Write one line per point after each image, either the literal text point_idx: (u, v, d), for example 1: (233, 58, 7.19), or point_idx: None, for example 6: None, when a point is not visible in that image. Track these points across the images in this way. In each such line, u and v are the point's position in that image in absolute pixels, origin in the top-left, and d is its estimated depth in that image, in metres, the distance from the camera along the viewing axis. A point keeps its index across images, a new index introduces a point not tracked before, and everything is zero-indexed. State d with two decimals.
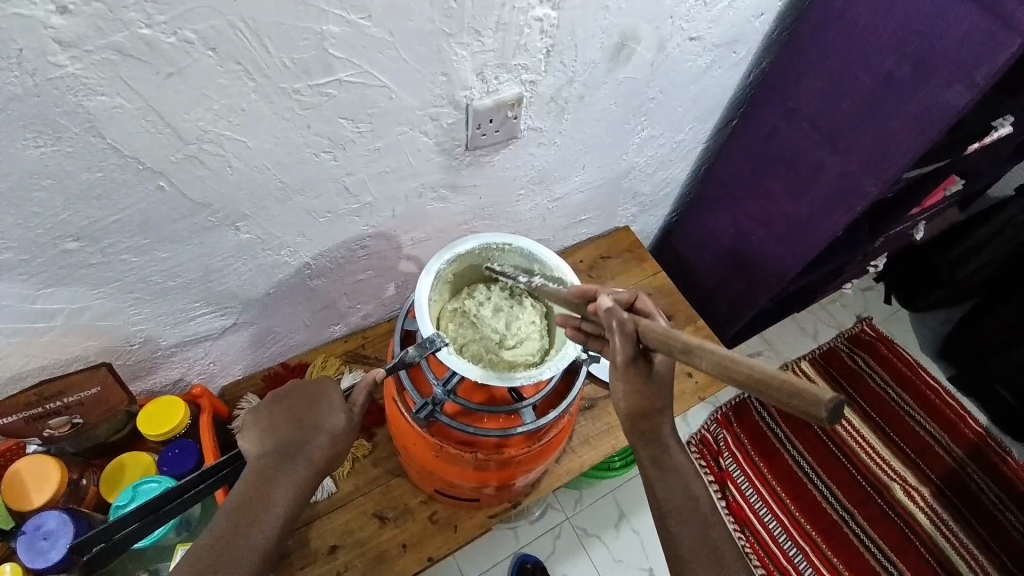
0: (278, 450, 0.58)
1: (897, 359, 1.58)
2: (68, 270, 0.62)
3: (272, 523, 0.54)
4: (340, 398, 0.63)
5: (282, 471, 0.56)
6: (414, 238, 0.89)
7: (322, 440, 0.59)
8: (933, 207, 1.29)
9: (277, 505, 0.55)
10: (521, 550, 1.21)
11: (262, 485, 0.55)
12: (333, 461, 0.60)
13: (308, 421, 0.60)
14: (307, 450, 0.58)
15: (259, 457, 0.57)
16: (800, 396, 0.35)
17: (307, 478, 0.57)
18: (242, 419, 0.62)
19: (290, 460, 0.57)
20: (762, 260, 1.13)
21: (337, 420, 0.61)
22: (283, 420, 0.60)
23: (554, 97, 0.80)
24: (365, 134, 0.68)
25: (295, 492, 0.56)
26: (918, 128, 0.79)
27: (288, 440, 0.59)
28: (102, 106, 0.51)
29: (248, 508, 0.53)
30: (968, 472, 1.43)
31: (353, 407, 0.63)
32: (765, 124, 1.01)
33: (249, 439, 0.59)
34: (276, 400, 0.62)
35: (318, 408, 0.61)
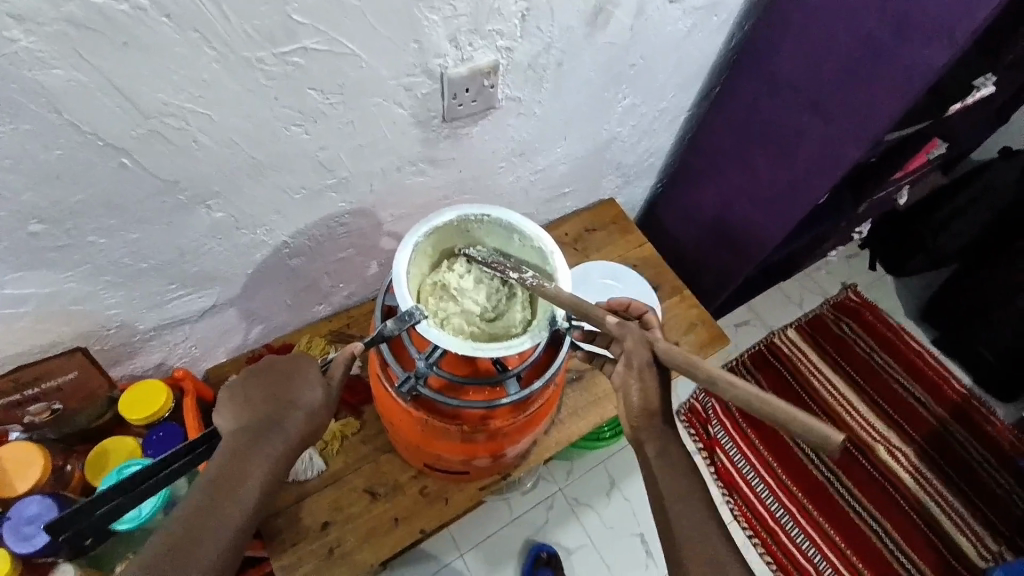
0: (253, 426, 0.57)
1: (881, 324, 1.60)
2: (35, 254, 0.60)
3: (249, 499, 0.53)
4: (318, 373, 0.61)
5: (258, 447, 0.55)
6: (394, 214, 0.87)
7: (298, 415, 0.58)
8: (916, 171, 1.29)
9: (253, 480, 0.54)
10: (515, 522, 1.23)
11: (237, 461, 0.54)
12: (312, 436, 0.59)
13: (283, 397, 0.59)
14: (282, 426, 0.57)
15: (233, 433, 0.56)
16: (818, 438, 0.44)
17: (284, 453, 0.56)
18: (218, 394, 0.61)
19: (265, 436, 0.56)
20: (745, 229, 1.12)
21: (314, 395, 0.60)
22: (258, 396, 0.59)
23: (531, 64, 0.78)
24: (337, 106, 0.66)
25: (272, 467, 0.55)
26: (900, 85, 0.79)
27: (263, 416, 0.57)
28: (58, 80, 0.49)
29: (224, 483, 0.53)
30: (949, 431, 1.47)
31: (331, 380, 0.61)
32: (747, 89, 0.99)
33: (224, 415, 0.58)
34: (252, 376, 0.61)
35: (294, 383, 0.60)
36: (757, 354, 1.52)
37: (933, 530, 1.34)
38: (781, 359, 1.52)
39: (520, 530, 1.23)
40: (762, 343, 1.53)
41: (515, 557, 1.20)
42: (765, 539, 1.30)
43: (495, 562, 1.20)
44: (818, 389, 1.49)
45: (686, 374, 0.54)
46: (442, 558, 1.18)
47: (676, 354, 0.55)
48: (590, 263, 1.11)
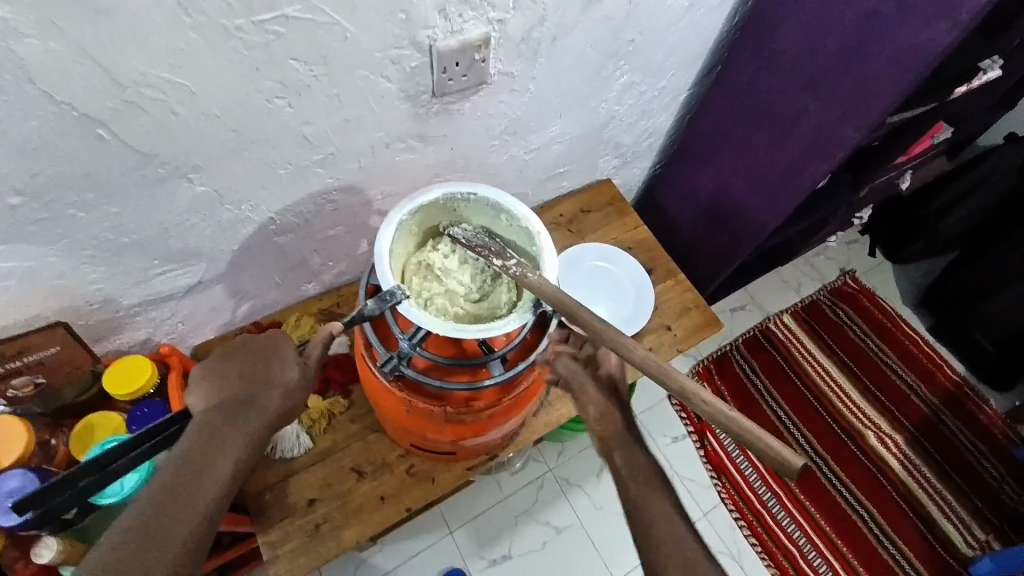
0: (228, 405, 0.58)
1: (877, 311, 1.59)
2: (12, 227, 0.59)
3: (223, 475, 0.54)
4: (294, 352, 0.62)
5: (231, 426, 0.57)
6: (384, 192, 0.85)
7: (273, 394, 0.60)
8: (918, 156, 1.26)
9: (227, 458, 0.55)
10: (505, 500, 1.25)
11: (211, 439, 0.55)
12: (287, 414, 0.61)
13: (259, 376, 0.60)
14: (257, 405, 0.58)
15: (207, 411, 0.58)
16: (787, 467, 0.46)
17: (258, 432, 0.58)
18: (193, 371, 0.62)
19: (240, 415, 0.58)
20: (742, 212, 1.11)
21: (291, 374, 0.61)
22: (233, 374, 0.60)
23: (524, 38, 0.75)
24: (321, 78, 0.64)
25: (246, 446, 0.57)
26: (902, 65, 0.76)
27: (237, 395, 0.59)
28: (28, 48, 0.47)
29: (197, 457, 0.54)
30: (940, 418, 1.47)
31: (307, 360, 0.63)
32: (747, 68, 0.97)
33: (198, 394, 0.59)
34: (226, 354, 0.62)
35: (270, 362, 0.61)
36: (751, 338, 1.52)
37: (919, 515, 1.36)
38: (775, 344, 1.51)
39: (510, 508, 1.24)
40: (758, 328, 1.53)
41: (504, 535, 1.22)
42: (751, 522, 1.31)
43: (484, 539, 1.21)
44: (811, 375, 1.49)
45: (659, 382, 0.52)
46: (433, 534, 1.20)
47: (648, 362, 0.53)
48: (582, 246, 1.10)
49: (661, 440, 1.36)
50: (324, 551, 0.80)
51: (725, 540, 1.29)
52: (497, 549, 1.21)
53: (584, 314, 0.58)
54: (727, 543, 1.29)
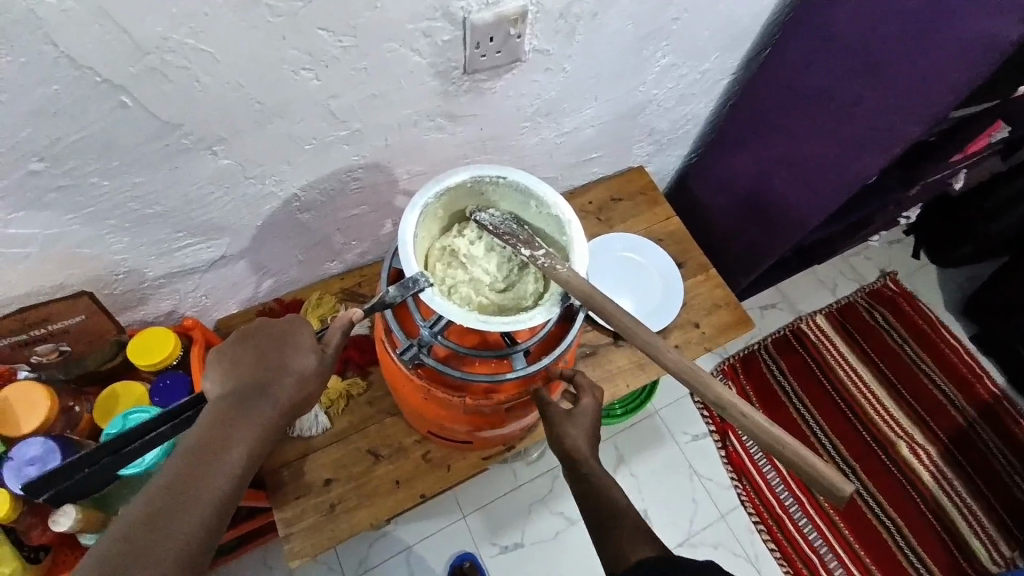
0: (242, 391, 0.57)
1: (917, 316, 1.51)
2: (36, 193, 0.58)
3: (234, 464, 0.53)
4: (311, 339, 0.61)
5: (244, 413, 0.55)
6: (410, 171, 0.83)
7: (288, 381, 0.58)
8: (976, 154, 1.18)
9: (239, 446, 0.54)
10: (519, 488, 1.24)
11: (224, 426, 0.54)
12: (300, 403, 0.60)
13: (273, 362, 0.59)
14: (271, 391, 0.57)
15: (219, 398, 0.56)
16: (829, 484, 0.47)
17: (271, 419, 0.56)
18: (208, 356, 0.61)
19: (253, 401, 0.56)
20: (782, 206, 1.05)
21: (306, 360, 0.60)
22: (247, 360, 0.59)
23: (563, 13, 0.71)
24: (349, 50, 0.61)
25: (258, 435, 0.55)
26: (976, 52, 0.70)
27: (251, 381, 0.58)
28: (50, 9, 0.46)
29: (208, 447, 0.52)
30: (978, 432, 1.40)
31: (326, 348, 0.61)
32: (799, 52, 0.90)
33: (212, 379, 0.59)
34: (240, 339, 0.61)
35: (285, 348, 0.60)
36: (781, 338, 1.46)
37: (947, 530, 1.30)
38: (806, 346, 1.46)
39: (524, 497, 1.23)
40: (788, 328, 1.47)
41: (517, 523, 1.21)
42: (771, 526, 1.27)
43: (496, 526, 1.21)
44: (842, 378, 1.43)
45: (695, 391, 0.52)
46: (445, 518, 1.20)
47: (685, 369, 0.53)
48: (609, 235, 1.06)
49: (682, 438, 1.32)
50: (337, 532, 0.80)
51: (743, 543, 1.25)
52: (509, 536, 1.20)
53: (611, 308, 0.57)
54: (745, 547, 1.25)
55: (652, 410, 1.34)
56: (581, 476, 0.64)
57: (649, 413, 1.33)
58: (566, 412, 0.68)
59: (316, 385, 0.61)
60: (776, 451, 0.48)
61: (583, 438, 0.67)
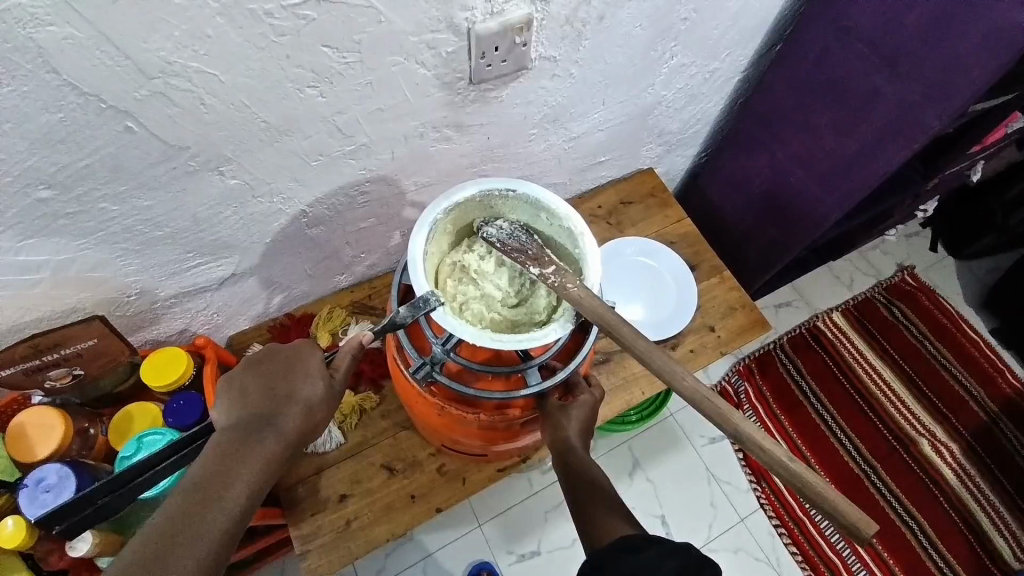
0: (249, 421, 0.57)
1: (937, 310, 1.48)
2: (45, 221, 0.58)
3: (237, 499, 0.52)
4: (320, 365, 0.62)
5: (250, 445, 0.55)
6: (418, 182, 0.82)
7: (295, 410, 0.59)
8: (992, 147, 1.14)
9: (242, 481, 0.53)
10: (535, 496, 1.22)
11: (227, 459, 0.54)
12: (307, 432, 0.59)
13: (281, 391, 0.59)
14: (277, 422, 0.57)
15: (226, 427, 0.56)
16: (848, 525, 0.49)
17: (276, 451, 0.56)
18: (219, 383, 0.61)
19: (258, 432, 0.56)
20: (798, 203, 1.03)
21: (314, 388, 0.60)
22: (255, 388, 0.59)
23: (569, 18, 0.70)
24: (354, 65, 0.60)
25: (261, 468, 0.55)
26: (997, 45, 0.68)
27: (258, 410, 0.58)
28: (52, 38, 0.46)
29: (210, 482, 0.52)
30: (1003, 428, 1.36)
31: (335, 373, 0.63)
32: (814, 46, 0.87)
33: (220, 407, 0.58)
34: (250, 366, 0.61)
35: (293, 376, 0.60)
36: (797, 337, 1.44)
37: (973, 530, 1.27)
38: (823, 345, 1.43)
39: (541, 505, 1.22)
40: (805, 326, 1.44)
41: (533, 531, 1.20)
42: (791, 529, 1.25)
43: (513, 535, 1.19)
44: (860, 376, 1.40)
45: (719, 425, 0.54)
46: (461, 528, 1.19)
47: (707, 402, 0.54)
48: (623, 239, 1.05)
49: (699, 441, 1.30)
50: (354, 548, 0.79)
51: (763, 548, 1.23)
52: (527, 545, 1.19)
53: (624, 329, 0.57)
54: (767, 552, 1.23)
55: (667, 414, 1.32)
56: (568, 467, 0.64)
57: (664, 417, 1.32)
58: (561, 405, 0.68)
59: (326, 409, 0.61)
60: (798, 489, 0.51)
61: (577, 430, 0.66)
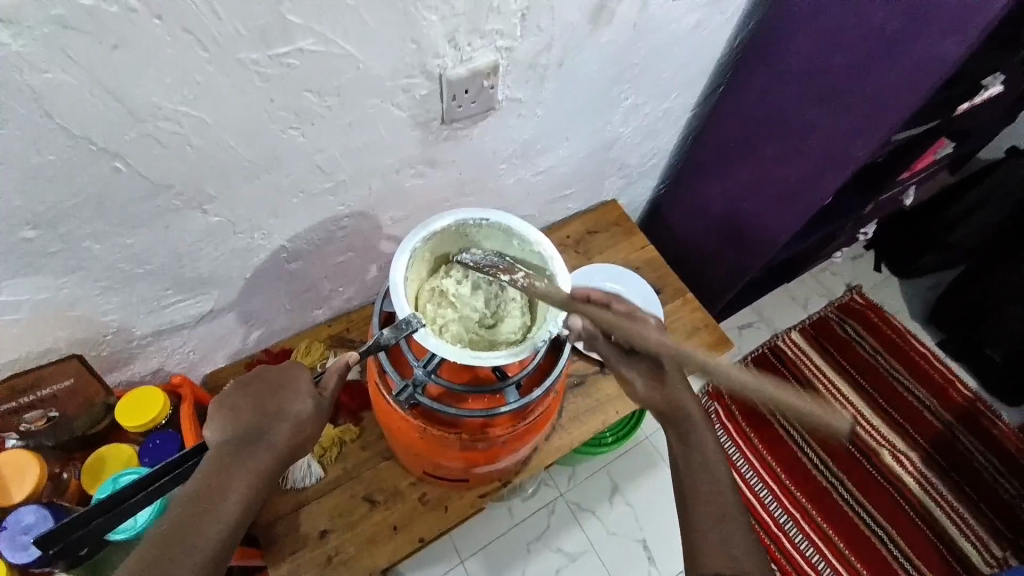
0: (240, 438, 0.58)
1: (887, 327, 1.57)
2: (27, 260, 0.59)
3: (229, 512, 0.54)
4: (309, 385, 0.62)
5: (242, 459, 0.56)
6: (394, 217, 0.86)
7: (285, 425, 0.59)
8: (921, 172, 1.26)
9: (233, 496, 0.54)
10: (517, 527, 1.22)
11: (220, 473, 0.55)
12: (299, 446, 0.60)
13: (271, 407, 0.59)
14: (267, 437, 0.58)
15: (218, 444, 0.57)
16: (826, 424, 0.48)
17: (268, 464, 0.57)
18: (210, 404, 0.62)
19: (250, 449, 0.57)
20: (750, 228, 1.11)
21: (303, 405, 0.60)
22: (247, 407, 0.60)
23: (532, 63, 0.76)
24: (334, 108, 0.65)
25: (253, 482, 0.56)
26: (909, 85, 0.77)
27: (249, 427, 0.58)
28: (47, 83, 0.48)
29: (203, 497, 0.53)
30: (957, 435, 1.44)
31: (323, 392, 0.62)
32: (755, 88, 0.97)
33: (214, 426, 0.59)
34: (240, 387, 0.61)
35: (284, 393, 0.61)
36: (760, 356, 1.51)
37: (937, 535, 1.32)
38: (786, 363, 1.50)
39: (523, 536, 1.22)
40: (766, 345, 1.51)
41: (516, 562, 1.19)
42: (768, 545, 1.28)
43: (495, 569, 1.18)
44: (821, 392, 1.47)
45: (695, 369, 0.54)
46: (443, 565, 1.17)
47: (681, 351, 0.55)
48: (592, 266, 1.09)
49: None
50: None
51: None
52: None
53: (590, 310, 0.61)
54: None
55: (643, 436, 1.35)
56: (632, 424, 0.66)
57: (641, 439, 1.34)
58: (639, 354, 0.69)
59: (315, 426, 0.60)
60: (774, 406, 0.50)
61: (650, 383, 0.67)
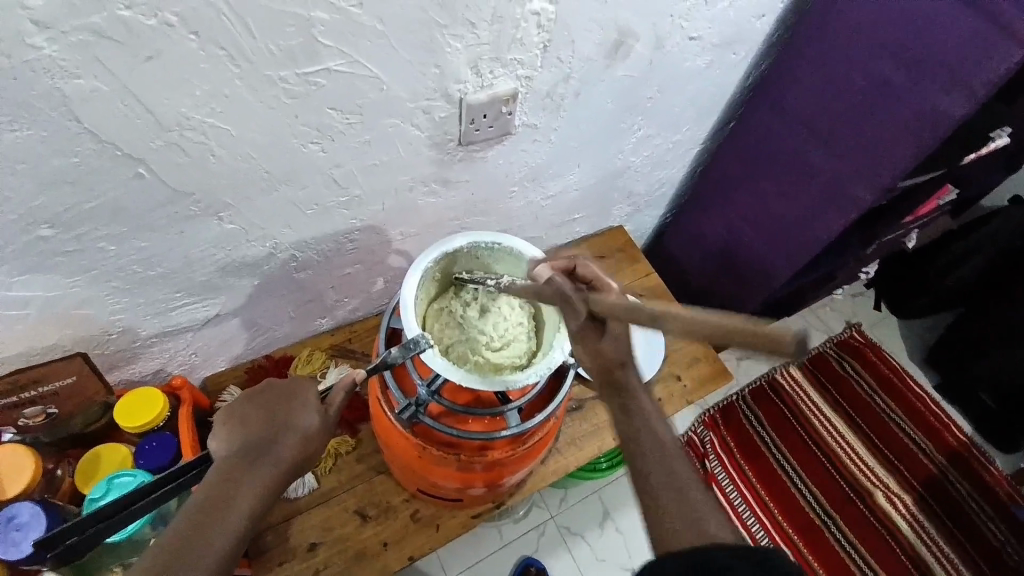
0: (248, 449, 0.57)
1: (884, 366, 1.58)
2: (41, 259, 0.60)
3: (238, 522, 0.53)
4: (315, 399, 0.63)
5: (250, 470, 0.56)
6: (404, 232, 0.87)
7: (293, 439, 0.59)
8: (923, 217, 1.28)
9: (239, 510, 0.53)
10: (505, 548, 1.21)
11: (228, 484, 0.54)
12: (304, 461, 0.60)
13: (279, 420, 0.60)
14: (275, 450, 0.58)
15: (227, 454, 0.57)
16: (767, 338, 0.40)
17: (276, 477, 0.57)
18: (217, 414, 0.62)
19: (259, 460, 0.57)
20: (753, 263, 1.13)
21: (311, 420, 0.61)
22: (254, 417, 0.60)
23: (549, 93, 0.78)
24: (355, 126, 0.66)
25: (262, 493, 0.55)
26: (913, 132, 0.79)
27: (257, 439, 0.58)
28: (78, 89, 0.49)
29: (212, 506, 0.52)
30: (950, 480, 1.44)
31: (329, 408, 0.63)
32: (759, 128, 0.99)
33: (219, 436, 0.58)
34: (249, 398, 0.62)
35: (293, 407, 0.61)
36: (758, 389, 1.51)
37: None
38: (782, 397, 1.50)
39: (510, 558, 1.21)
40: (764, 378, 1.52)
41: None
42: None
43: None
44: (817, 428, 1.47)
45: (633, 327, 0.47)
46: None
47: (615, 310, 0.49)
48: None
49: None
50: None
51: None
52: None
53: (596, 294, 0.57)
54: None
55: None
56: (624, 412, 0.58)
57: None
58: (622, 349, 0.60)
59: (322, 440, 0.61)
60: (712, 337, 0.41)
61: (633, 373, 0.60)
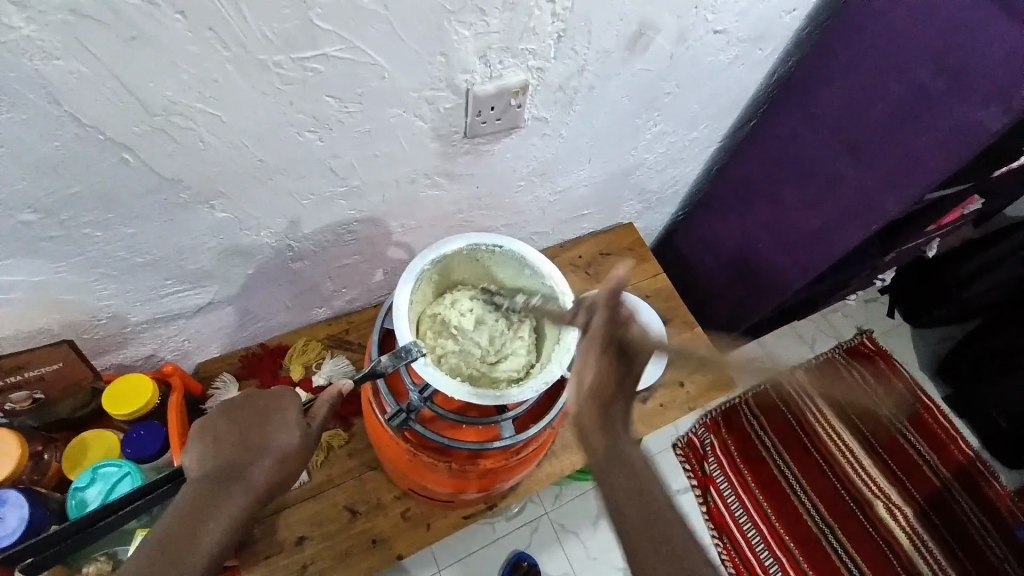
0: (219, 473, 0.58)
1: (893, 375, 1.54)
2: (23, 243, 0.57)
3: (204, 553, 0.56)
4: (297, 415, 0.62)
5: (218, 499, 0.58)
6: (405, 224, 0.84)
7: (265, 463, 0.59)
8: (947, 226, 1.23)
9: (205, 542, 0.56)
10: (497, 542, 1.21)
11: (195, 514, 0.56)
12: (278, 481, 0.60)
13: (254, 441, 0.60)
14: (245, 477, 0.58)
15: (197, 479, 0.58)
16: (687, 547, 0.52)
17: (243, 505, 0.58)
18: (195, 424, 0.62)
19: (228, 487, 0.58)
20: (766, 268, 1.09)
21: (287, 441, 0.60)
22: (230, 436, 0.60)
23: (562, 85, 0.74)
24: (354, 115, 0.62)
25: (228, 523, 0.57)
26: (947, 145, 0.75)
27: (229, 461, 0.59)
28: (57, 71, 0.46)
29: (179, 538, 0.55)
30: (954, 496, 1.41)
31: (312, 421, 0.62)
32: (783, 130, 0.95)
33: (193, 455, 0.59)
34: (226, 413, 0.61)
35: (269, 427, 0.61)
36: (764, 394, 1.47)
37: None
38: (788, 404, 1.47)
39: (502, 552, 1.20)
40: None
41: None
42: None
43: None
44: (821, 436, 1.44)
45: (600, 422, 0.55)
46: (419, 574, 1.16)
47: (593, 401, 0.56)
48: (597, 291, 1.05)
49: None
50: None
51: None
52: None
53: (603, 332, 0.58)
54: None
55: None
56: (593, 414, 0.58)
57: None
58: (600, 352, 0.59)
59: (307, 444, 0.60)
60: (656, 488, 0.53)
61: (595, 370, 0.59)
